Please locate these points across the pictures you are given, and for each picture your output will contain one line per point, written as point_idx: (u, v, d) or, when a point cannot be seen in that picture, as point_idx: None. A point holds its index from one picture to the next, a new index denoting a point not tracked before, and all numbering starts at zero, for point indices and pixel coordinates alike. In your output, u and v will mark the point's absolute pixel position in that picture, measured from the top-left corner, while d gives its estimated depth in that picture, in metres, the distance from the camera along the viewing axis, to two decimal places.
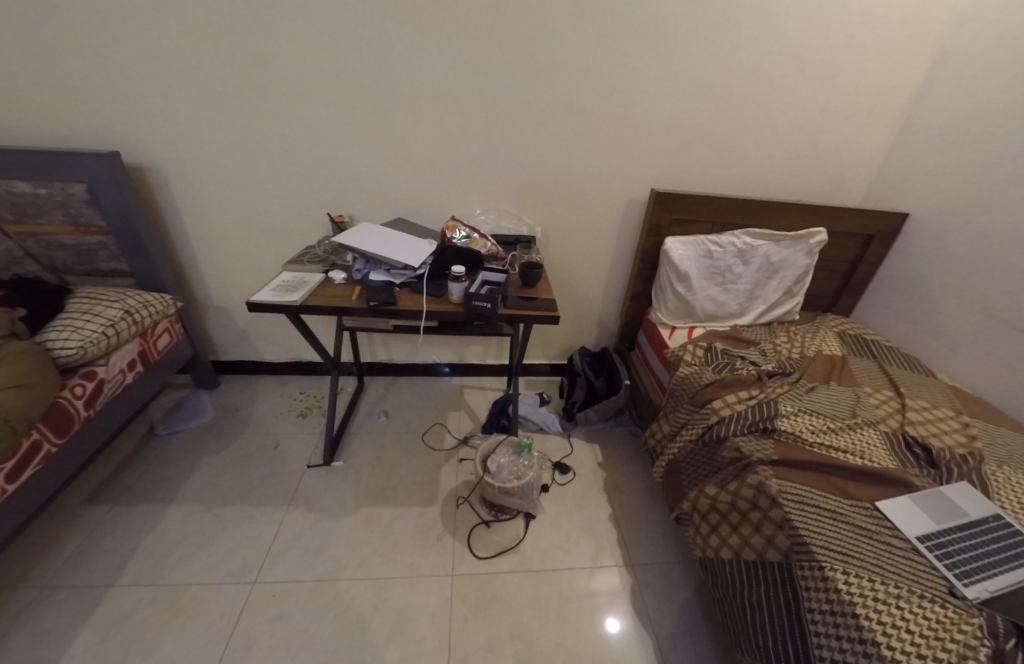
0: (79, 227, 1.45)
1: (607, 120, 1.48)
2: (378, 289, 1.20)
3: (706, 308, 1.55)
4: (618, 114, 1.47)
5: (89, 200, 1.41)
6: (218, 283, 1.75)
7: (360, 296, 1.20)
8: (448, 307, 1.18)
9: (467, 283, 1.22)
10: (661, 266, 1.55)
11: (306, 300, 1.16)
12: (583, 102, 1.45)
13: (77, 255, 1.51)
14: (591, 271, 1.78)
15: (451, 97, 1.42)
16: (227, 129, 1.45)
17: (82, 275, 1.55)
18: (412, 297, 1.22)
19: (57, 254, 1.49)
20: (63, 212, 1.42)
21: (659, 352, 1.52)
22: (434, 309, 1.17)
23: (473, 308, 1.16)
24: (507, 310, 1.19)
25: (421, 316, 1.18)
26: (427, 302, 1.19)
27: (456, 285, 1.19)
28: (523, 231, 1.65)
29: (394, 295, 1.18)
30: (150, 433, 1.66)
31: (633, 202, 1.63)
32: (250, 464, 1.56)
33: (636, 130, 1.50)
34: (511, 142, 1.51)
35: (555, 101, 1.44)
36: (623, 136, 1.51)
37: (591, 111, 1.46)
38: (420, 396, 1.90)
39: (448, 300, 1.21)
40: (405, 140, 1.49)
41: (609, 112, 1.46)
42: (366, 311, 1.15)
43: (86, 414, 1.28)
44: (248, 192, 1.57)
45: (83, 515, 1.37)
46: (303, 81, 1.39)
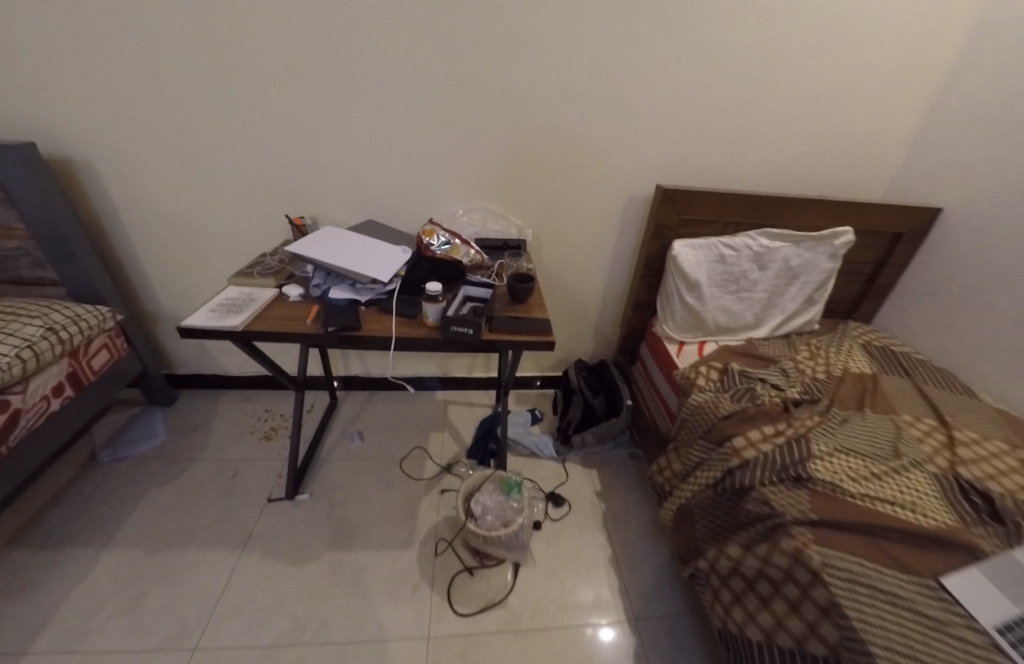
0: None
1: (607, 106, 1.28)
2: (339, 311, 1.01)
3: (717, 320, 1.36)
4: (618, 99, 1.27)
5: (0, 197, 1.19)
6: (168, 291, 1.55)
7: (316, 318, 1.00)
8: (421, 332, 1.00)
9: (444, 302, 1.04)
10: (667, 273, 1.36)
11: (252, 325, 0.96)
12: (577, 84, 1.25)
13: None
14: (588, 275, 1.59)
15: (423, 79, 1.22)
16: (164, 116, 1.24)
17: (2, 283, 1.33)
18: (379, 319, 1.03)
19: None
20: None
21: (665, 371, 1.35)
22: (403, 334, 0.99)
23: (450, 334, 0.98)
24: (492, 335, 1.01)
25: (390, 342, 0.99)
26: (396, 326, 1.01)
27: (430, 305, 1.00)
28: (512, 232, 1.45)
29: (357, 318, 1.00)
30: (91, 460, 1.45)
31: (635, 199, 1.44)
32: (203, 499, 1.37)
33: (637, 119, 1.30)
34: (494, 131, 1.31)
35: (545, 83, 1.24)
36: (623, 125, 1.31)
37: (587, 96, 1.26)
38: (399, 414, 1.71)
39: (421, 323, 1.03)
40: (370, 129, 1.28)
41: (607, 96, 1.27)
42: (324, 337, 0.96)
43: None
44: (193, 188, 1.36)
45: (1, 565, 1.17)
46: (248, 60, 1.17)
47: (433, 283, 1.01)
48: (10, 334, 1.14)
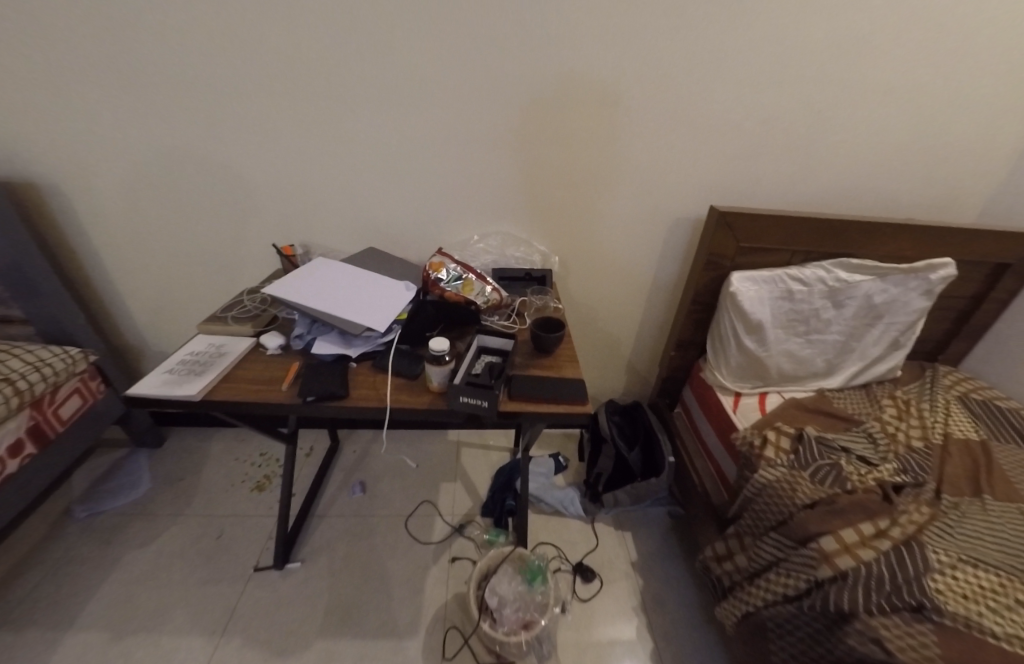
0: None
1: (650, 115, 1.07)
2: (322, 372, 0.83)
3: (781, 366, 1.14)
4: (665, 106, 1.06)
5: None
6: (152, 324, 1.39)
7: (293, 381, 0.82)
8: (423, 399, 0.81)
9: (453, 363, 0.83)
10: (722, 310, 1.14)
11: (209, 392, 0.78)
12: (618, 91, 1.04)
13: None
14: (623, 307, 1.38)
15: (432, 87, 1.02)
16: (136, 134, 1.07)
17: None
18: (371, 380, 0.84)
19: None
20: None
21: (718, 428, 1.13)
22: (400, 403, 0.79)
23: (459, 405, 0.78)
24: (511, 404, 0.81)
25: (385, 414, 0.79)
26: (393, 390, 0.82)
27: (435, 368, 0.80)
28: (536, 260, 1.25)
29: (344, 382, 0.81)
30: (66, 515, 1.30)
31: (680, 221, 1.22)
32: (183, 566, 1.20)
33: (686, 130, 1.09)
34: (519, 147, 1.11)
35: (578, 90, 1.04)
36: (668, 138, 1.10)
37: (628, 104, 1.05)
38: (405, 459, 1.52)
39: (424, 386, 0.84)
40: (371, 145, 1.10)
41: (653, 104, 1.05)
42: (300, 407, 0.77)
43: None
44: (174, 214, 1.19)
45: None
46: (227, 68, 0.99)
47: (439, 339, 0.80)
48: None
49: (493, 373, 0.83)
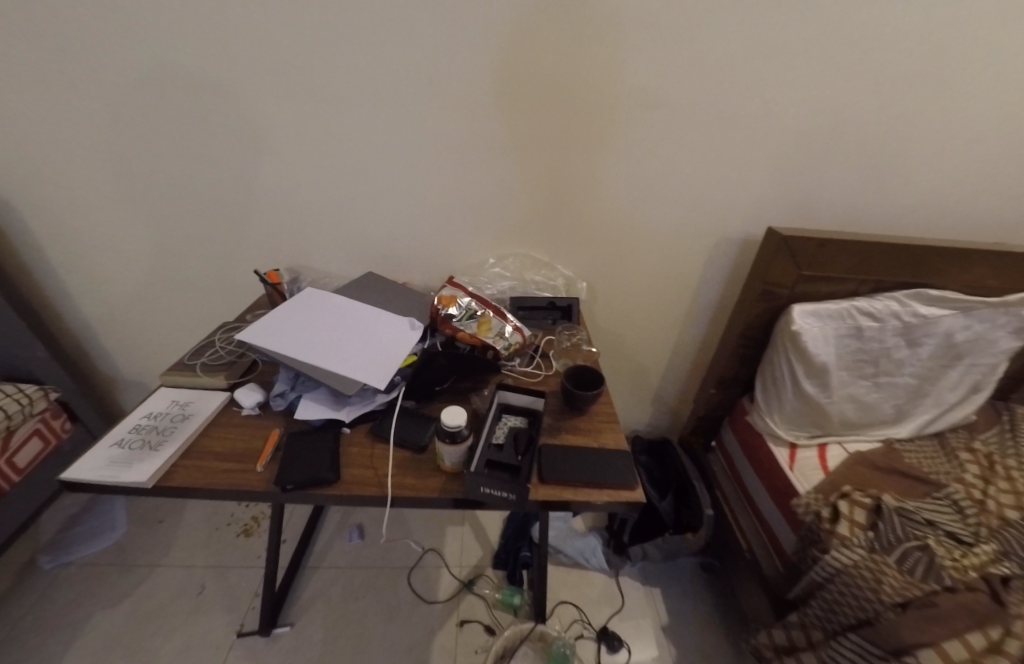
0: None
1: (703, 122, 0.90)
2: (307, 448, 0.68)
3: (845, 413, 0.99)
4: (722, 110, 0.88)
5: None
6: (125, 352, 1.22)
7: (269, 460, 0.67)
8: (432, 482, 0.66)
9: (470, 439, 0.68)
10: (778, 348, 0.98)
11: (162, 476, 0.64)
12: (666, 93, 0.86)
13: None
14: (656, 334, 1.22)
15: (445, 87, 0.85)
16: (94, 136, 0.89)
17: None
18: (367, 456, 0.69)
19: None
20: None
21: (772, 487, 0.97)
22: (404, 490, 0.65)
23: (479, 494, 0.64)
24: (543, 485, 0.67)
25: (385, 501, 0.65)
26: (394, 469, 0.68)
27: (450, 449, 0.65)
28: (560, 286, 1.09)
29: (333, 463, 0.66)
30: (32, 565, 1.13)
31: (727, 243, 1.05)
32: (159, 629, 1.04)
33: (745, 140, 0.92)
34: (550, 161, 0.94)
35: (620, 91, 0.86)
36: (723, 147, 0.92)
37: (678, 108, 0.88)
38: (409, 536, 1.27)
39: (435, 462, 0.69)
40: (370, 155, 0.93)
41: (708, 109, 0.88)
42: (277, 497, 0.63)
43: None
44: (144, 230, 1.02)
45: None
46: (199, 62, 0.81)
47: (455, 411, 0.65)
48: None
49: (519, 447, 0.70)
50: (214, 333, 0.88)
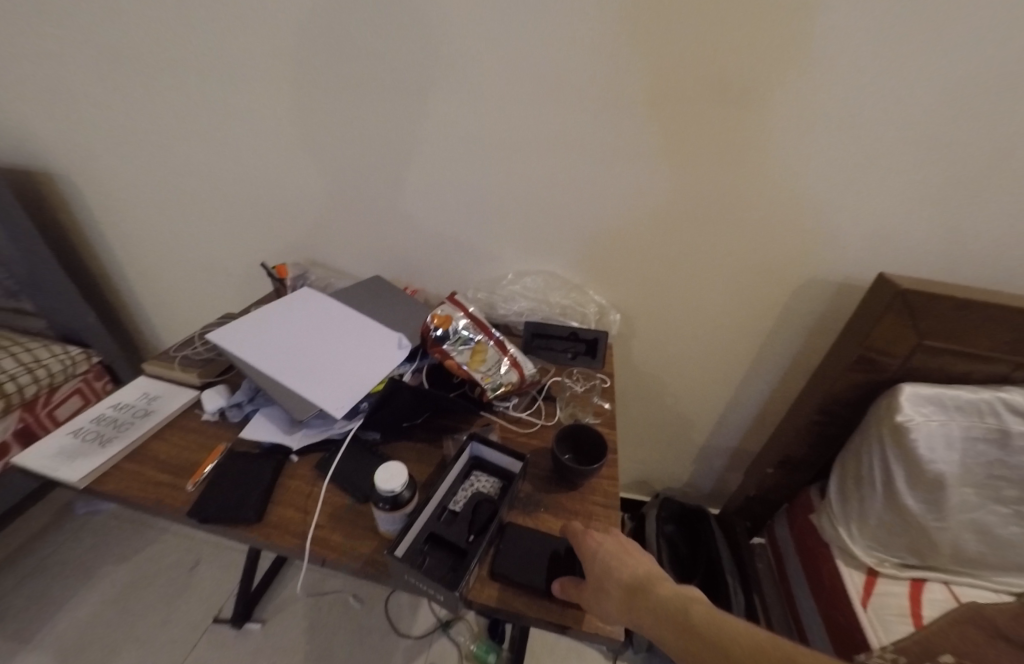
0: None
1: (812, 133, 0.66)
2: (242, 474, 0.64)
3: (960, 547, 0.70)
4: (846, 120, 0.63)
5: None
6: (161, 327, 1.26)
7: (201, 480, 0.64)
8: (362, 547, 0.58)
9: (413, 506, 0.58)
10: (870, 441, 0.73)
11: (96, 477, 0.62)
12: (765, 91, 0.64)
13: None
14: (706, 386, 1.00)
15: (476, 73, 0.70)
16: (124, 117, 0.86)
17: None
18: (302, 496, 0.64)
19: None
20: None
21: (839, 629, 0.73)
22: (328, 552, 0.57)
23: (407, 579, 0.54)
24: (497, 585, 0.56)
25: (304, 559, 0.58)
26: (323, 518, 0.61)
27: (384, 515, 0.56)
28: (588, 316, 0.92)
29: (261, 500, 0.61)
30: (68, 507, 1.24)
31: (815, 287, 0.80)
32: (149, 600, 1.07)
33: (872, 160, 0.66)
34: (591, 169, 0.76)
35: (698, 87, 0.65)
36: (836, 169, 0.68)
37: (779, 113, 0.65)
38: (351, 588, 1.11)
39: (372, 521, 0.61)
40: (384, 149, 0.82)
41: (823, 116, 0.64)
42: (194, 526, 0.59)
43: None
44: (171, 217, 1.00)
45: None
46: (213, 44, 0.75)
47: (393, 472, 0.56)
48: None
49: (474, 525, 0.58)
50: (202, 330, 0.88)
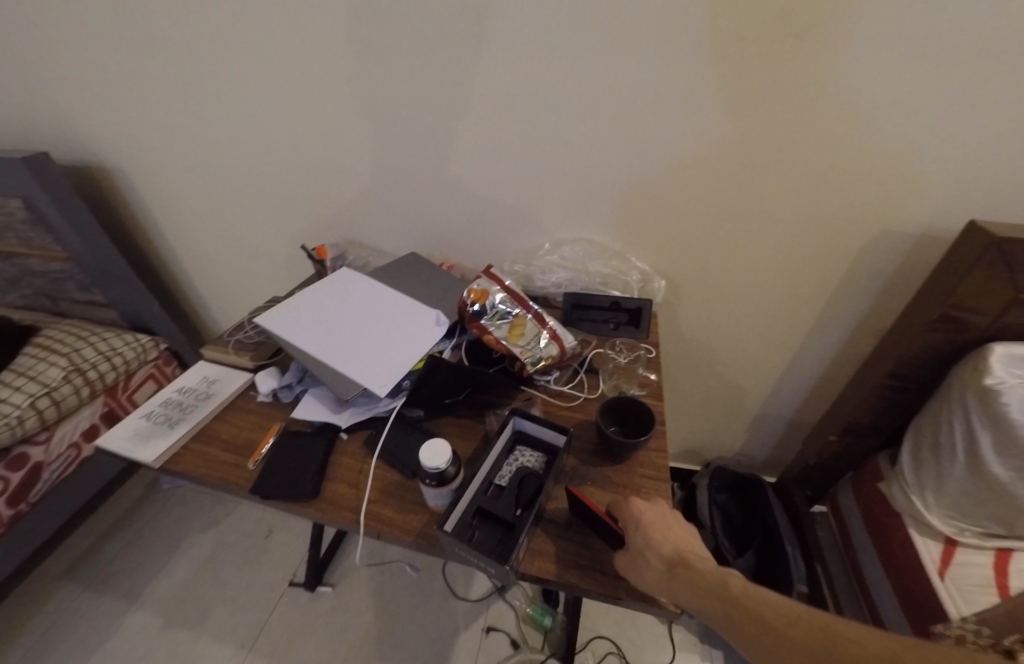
0: (36, 251, 1.05)
1: (894, 60, 0.57)
2: (297, 453, 0.67)
3: None
4: (937, 40, 0.55)
5: (32, 221, 0.98)
6: (219, 312, 1.32)
7: (260, 458, 0.67)
8: (412, 521, 0.60)
9: (458, 481, 0.58)
10: (950, 406, 0.67)
11: (169, 457, 0.67)
12: (839, 16, 0.56)
13: (47, 282, 1.13)
14: (761, 352, 0.94)
15: (508, 26, 0.66)
16: (167, 103, 0.87)
17: (57, 302, 1.18)
18: (355, 473, 0.66)
19: (27, 276, 1.12)
20: (12, 233, 1.03)
21: (912, 598, 0.70)
22: (382, 525, 0.59)
23: (457, 552, 0.54)
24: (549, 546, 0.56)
25: (361, 531, 0.60)
26: (374, 493, 0.63)
27: (430, 491, 0.57)
28: (632, 285, 0.88)
29: (316, 478, 0.64)
30: (154, 483, 1.36)
31: (891, 241, 0.72)
32: (231, 564, 1.17)
33: (968, 87, 0.57)
34: (636, 122, 0.71)
35: (758, 15, 0.58)
36: (921, 102, 0.59)
37: (853, 40, 0.57)
38: (408, 558, 1.16)
39: (419, 495, 0.63)
40: (416, 118, 0.79)
41: (908, 39, 0.55)
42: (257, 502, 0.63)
43: (10, 513, 0.96)
44: (218, 205, 1.03)
45: (47, 597, 1.11)
46: (242, 22, 0.73)
47: (437, 451, 0.56)
48: (30, 378, 0.98)
49: (520, 500, 0.58)
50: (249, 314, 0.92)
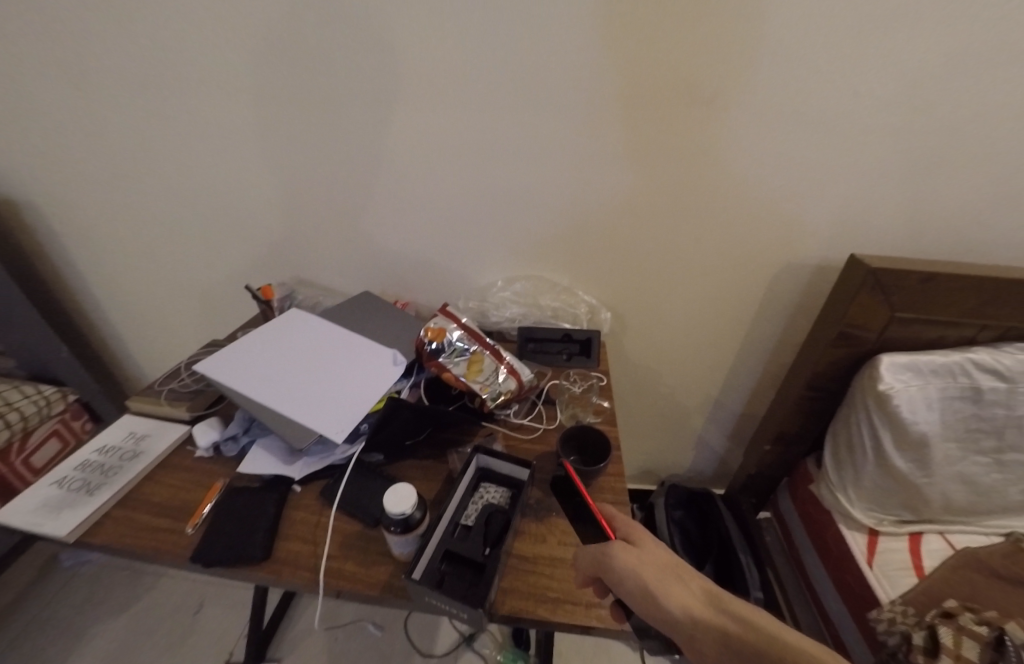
0: None
1: (780, 125, 0.69)
2: (244, 511, 0.62)
3: (949, 499, 0.75)
4: (809, 110, 0.68)
5: None
6: (143, 360, 1.21)
7: (200, 521, 0.61)
8: (377, 574, 0.56)
9: (425, 524, 0.55)
10: (856, 410, 0.77)
11: (88, 529, 0.59)
12: (738, 88, 0.67)
13: None
14: (698, 373, 1.03)
15: (456, 84, 0.72)
16: (95, 142, 0.83)
17: None
18: (311, 527, 0.61)
19: None
20: None
21: (849, 591, 0.77)
22: (343, 582, 0.55)
23: (426, 601, 0.51)
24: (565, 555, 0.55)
25: (319, 592, 0.55)
26: (334, 547, 0.59)
27: (395, 540, 0.54)
28: (581, 316, 0.94)
29: (266, 536, 0.59)
30: (53, 561, 1.17)
31: (795, 270, 0.84)
32: (153, 648, 1.01)
33: (834, 148, 0.70)
34: (576, 169, 0.78)
35: (672, 84, 0.68)
36: (802, 158, 0.72)
37: (748, 107, 0.68)
38: (367, 616, 1.08)
39: (386, 544, 0.59)
40: (368, 163, 0.81)
41: (790, 108, 0.68)
42: (198, 569, 0.56)
43: None
44: (147, 245, 0.97)
45: None
46: (185, 68, 0.73)
47: (402, 495, 0.54)
48: None
49: (488, 538, 0.57)
50: (183, 362, 0.86)
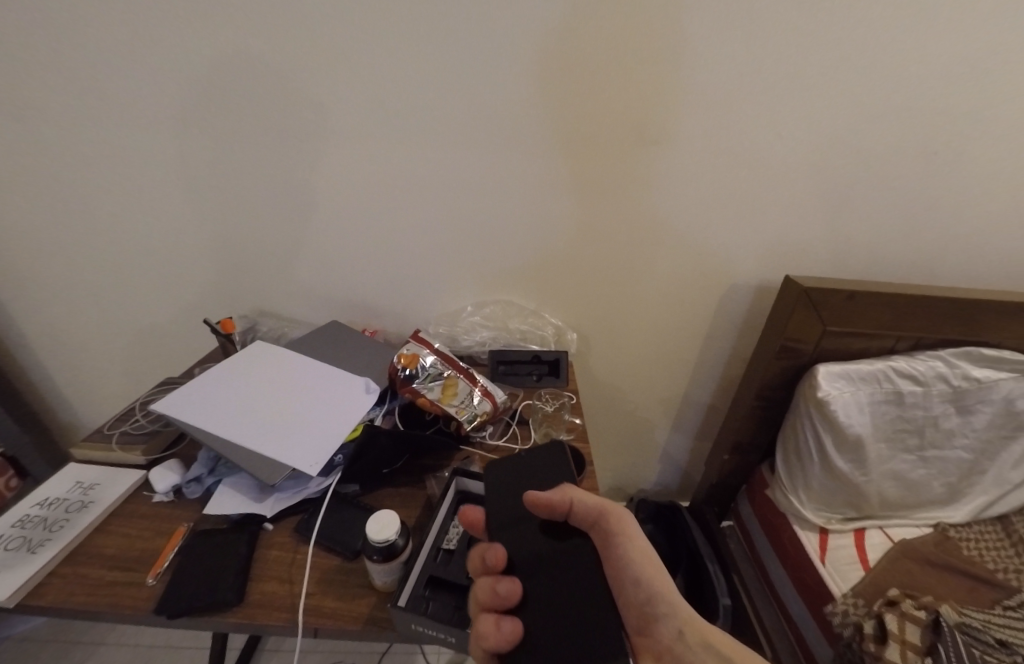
0: None
1: (717, 164, 0.78)
2: (211, 554, 0.58)
3: (885, 494, 0.83)
4: (740, 153, 0.77)
5: None
6: (80, 405, 1.11)
7: (162, 571, 0.57)
8: (359, 608, 0.54)
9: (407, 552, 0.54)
10: (800, 417, 0.84)
11: (31, 591, 0.54)
12: (678, 132, 0.75)
13: None
14: (659, 390, 1.08)
15: (423, 123, 0.75)
16: (37, 175, 0.79)
17: None
18: (286, 566, 0.59)
19: None
20: None
21: (806, 587, 0.82)
22: (322, 619, 0.53)
23: (412, 629, 0.51)
24: (587, 497, 0.48)
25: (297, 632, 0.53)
26: (311, 585, 0.57)
27: (376, 571, 0.53)
28: (548, 339, 0.97)
29: (238, 579, 0.56)
30: None
31: (738, 292, 0.93)
32: None
33: (763, 185, 0.80)
34: (539, 202, 0.83)
35: (623, 127, 0.75)
36: (738, 193, 0.81)
37: (689, 149, 0.77)
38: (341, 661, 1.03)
39: (366, 576, 0.58)
40: (335, 196, 0.83)
41: (724, 149, 0.77)
42: (161, 621, 0.53)
43: None
44: (91, 281, 0.92)
45: None
46: (144, 101, 0.73)
47: (384, 522, 0.53)
48: None
49: None
50: (136, 403, 0.81)
